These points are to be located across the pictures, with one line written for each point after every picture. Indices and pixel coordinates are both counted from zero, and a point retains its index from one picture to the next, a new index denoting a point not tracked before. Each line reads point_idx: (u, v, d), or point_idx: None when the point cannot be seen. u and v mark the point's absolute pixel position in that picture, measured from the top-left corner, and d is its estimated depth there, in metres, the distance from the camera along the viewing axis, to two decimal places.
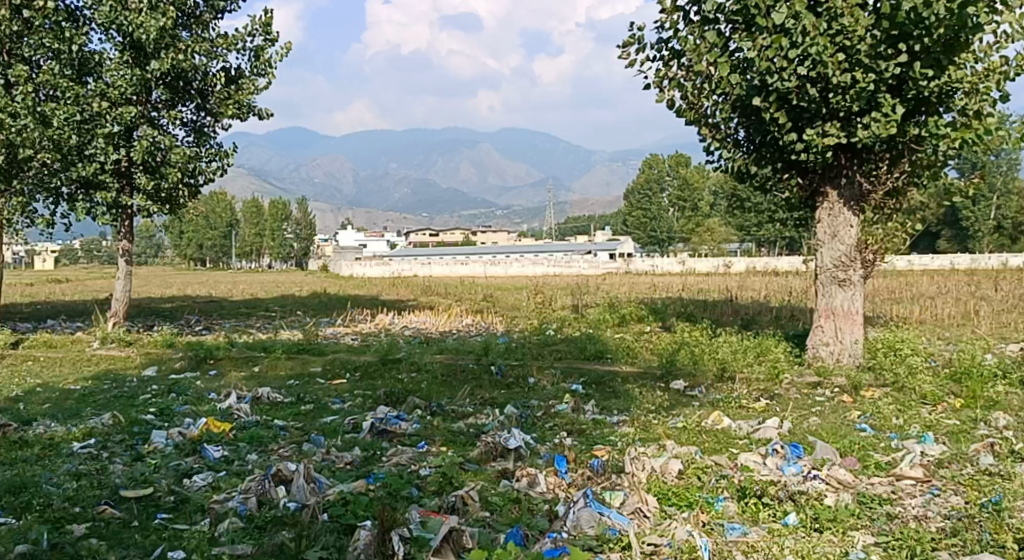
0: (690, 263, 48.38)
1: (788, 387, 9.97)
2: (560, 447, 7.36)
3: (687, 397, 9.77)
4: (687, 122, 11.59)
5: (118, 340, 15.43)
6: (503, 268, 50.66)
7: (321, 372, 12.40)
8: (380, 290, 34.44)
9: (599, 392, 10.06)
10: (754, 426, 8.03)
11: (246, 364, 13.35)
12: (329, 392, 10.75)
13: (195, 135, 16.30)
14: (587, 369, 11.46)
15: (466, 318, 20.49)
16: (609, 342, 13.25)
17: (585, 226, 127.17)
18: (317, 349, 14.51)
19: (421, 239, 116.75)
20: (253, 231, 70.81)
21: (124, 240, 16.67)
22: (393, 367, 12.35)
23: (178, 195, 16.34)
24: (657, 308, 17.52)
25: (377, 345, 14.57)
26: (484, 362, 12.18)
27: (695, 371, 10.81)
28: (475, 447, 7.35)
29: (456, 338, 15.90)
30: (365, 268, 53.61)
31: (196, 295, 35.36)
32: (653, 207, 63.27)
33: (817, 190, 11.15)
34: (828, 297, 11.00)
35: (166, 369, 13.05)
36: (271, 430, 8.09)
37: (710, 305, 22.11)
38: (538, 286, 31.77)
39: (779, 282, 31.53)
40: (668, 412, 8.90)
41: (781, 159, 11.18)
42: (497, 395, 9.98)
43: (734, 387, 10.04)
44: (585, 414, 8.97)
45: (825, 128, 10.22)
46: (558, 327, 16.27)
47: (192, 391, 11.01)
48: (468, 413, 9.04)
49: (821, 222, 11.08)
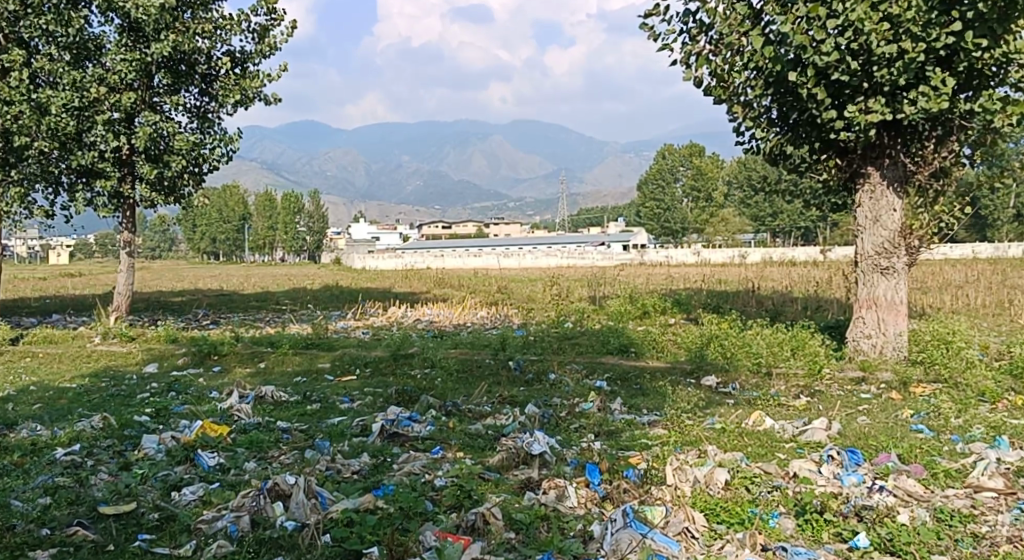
0: (705, 254, 47.57)
1: (831, 383, 9.26)
2: (589, 451, 6.71)
3: (720, 395, 9.09)
4: (717, 100, 10.86)
5: (120, 335, 14.85)
6: (517, 259, 49.97)
7: (329, 369, 11.77)
8: (393, 283, 33.84)
9: (625, 389, 9.42)
10: (799, 427, 7.35)
11: (251, 360, 12.72)
12: (337, 391, 10.14)
13: (199, 120, 15.57)
14: (610, 364, 10.81)
15: (480, 311, 19.83)
16: (633, 335, 12.57)
17: (598, 218, 126.16)
18: (326, 344, 13.87)
19: (433, 231, 116.04)
20: (265, 224, 70.26)
21: (127, 232, 16.02)
22: (405, 363, 11.70)
23: (182, 184, 15.68)
24: (681, 299, 16.80)
25: (389, 340, 13.94)
26: (501, 358, 11.52)
27: (728, 367, 10.11)
28: (495, 453, 6.72)
29: (470, 332, 15.27)
30: (378, 262, 53.00)
31: (207, 289, 34.83)
32: (667, 198, 62.31)
33: (857, 171, 10.45)
34: (869, 286, 10.31)
35: (167, 366, 12.48)
36: (273, 433, 7.47)
37: (733, 296, 21.35)
38: (553, 278, 31.01)
39: (800, 272, 30.67)
40: (702, 412, 8.25)
41: (819, 139, 10.47)
42: (518, 394, 9.34)
43: (771, 384, 9.37)
44: (612, 414, 8.32)
45: (868, 105, 9.51)
46: (577, 320, 15.57)
47: (194, 389, 10.41)
48: (486, 414, 8.41)
49: (862, 206, 10.38)
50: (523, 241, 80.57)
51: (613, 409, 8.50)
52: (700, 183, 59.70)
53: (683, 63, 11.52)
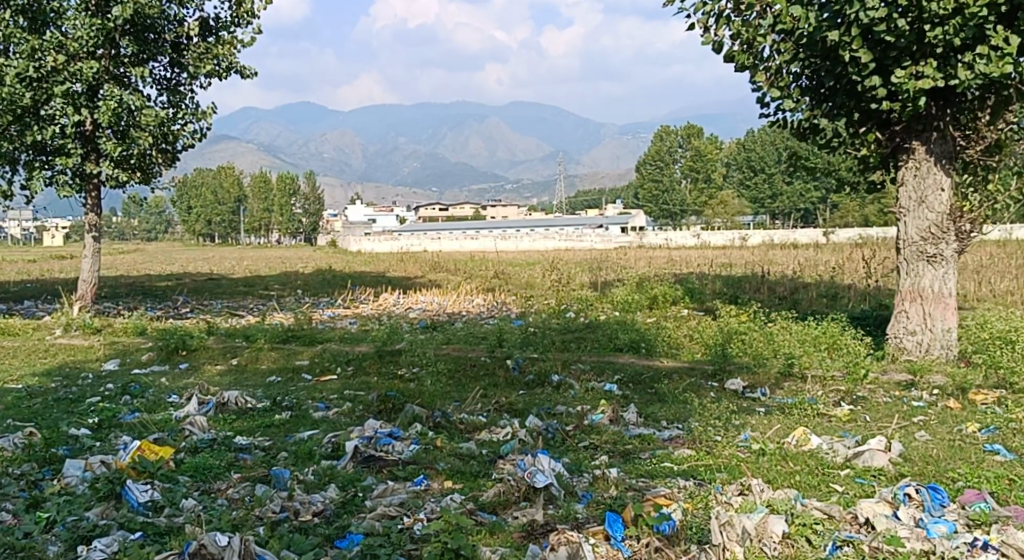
0: (705, 236, 46.39)
1: (875, 390, 8.12)
2: (605, 484, 5.60)
3: (749, 402, 7.97)
4: (740, 67, 9.58)
5: (83, 326, 13.62)
6: (514, 242, 48.75)
7: (307, 368, 10.58)
8: (387, 266, 32.56)
9: (640, 397, 8.30)
10: (852, 446, 6.21)
11: (223, 356, 11.50)
12: (313, 395, 9.00)
13: (169, 94, 14.36)
14: (620, 364, 9.67)
15: (476, 297, 18.68)
16: (643, 329, 11.39)
17: (596, 199, 124.90)
18: (308, 337, 12.66)
19: (430, 214, 114.56)
20: (261, 206, 68.76)
21: (91, 214, 14.71)
22: (392, 362, 10.50)
23: (151, 162, 14.42)
24: (692, 287, 15.62)
25: (375, 332, 12.77)
26: (498, 355, 10.35)
27: (755, 369, 8.93)
28: (490, 485, 5.60)
29: (465, 323, 14.12)
30: (374, 244, 51.66)
31: (195, 273, 33.52)
32: (665, 179, 60.85)
33: (900, 146, 9.24)
34: (913, 276, 9.14)
35: (130, 363, 11.29)
36: (225, 455, 6.30)
37: (742, 282, 20.19)
38: (553, 261, 29.78)
39: (807, 256, 29.46)
40: (731, 426, 7.10)
41: (858, 110, 9.12)
42: (517, 402, 8.18)
43: (806, 389, 8.24)
44: (627, 428, 7.17)
45: (918, 69, 8.24)
46: (581, 311, 14.36)
47: (151, 392, 9.21)
48: (481, 427, 7.28)
49: (905, 185, 9.18)
50: (519, 223, 79.32)
51: (627, 421, 7.36)
52: (698, 164, 58.39)
53: (701, 27, 10.26)
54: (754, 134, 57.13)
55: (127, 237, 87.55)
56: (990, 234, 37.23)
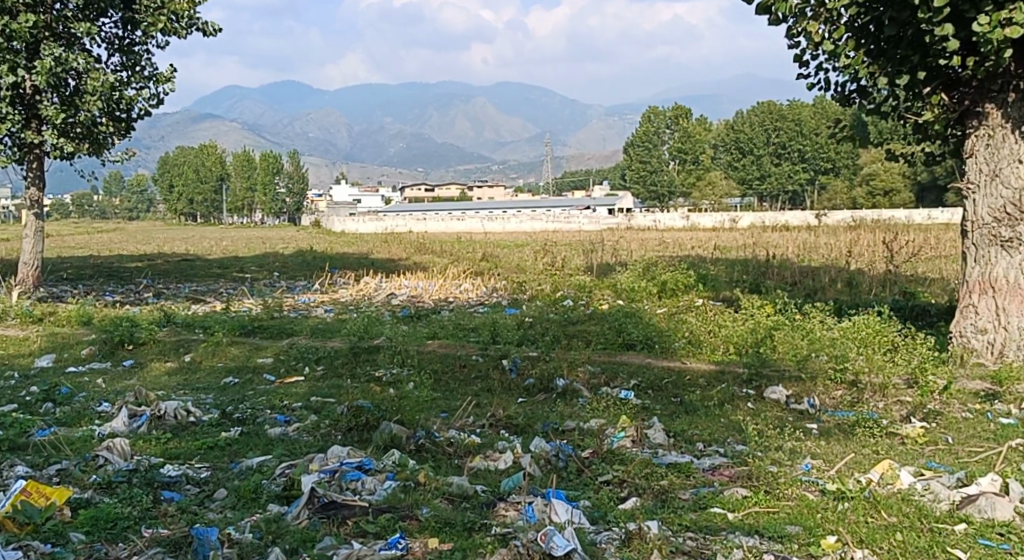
0: (695, 217, 45.03)
1: (949, 401, 6.75)
2: (642, 545, 4.30)
3: (797, 419, 6.65)
4: (782, 15, 8.11)
5: (20, 316, 12.04)
6: (502, 222, 47.33)
7: (270, 368, 9.10)
8: (372, 248, 31.02)
9: (666, 409, 6.98)
10: (954, 486, 4.85)
11: (175, 352, 9.96)
12: (273, 404, 7.56)
13: (122, 55, 12.74)
14: (635, 365, 8.28)
15: (464, 282, 17.20)
16: (656, 321, 10.00)
17: (583, 179, 123.17)
18: (275, 329, 11.17)
19: (417, 194, 112.91)
20: (244, 185, 66.87)
21: (34, 188, 13.10)
22: (369, 362, 9.03)
23: (101, 130, 12.79)
24: (703, 273, 14.19)
25: (353, 323, 11.31)
26: (492, 354, 8.93)
27: (800, 374, 7.55)
28: (490, 548, 4.30)
29: (451, 313, 12.69)
30: (359, 225, 50.06)
31: (170, 252, 31.89)
32: (654, 159, 58.98)
33: (970, 110, 7.86)
34: (983, 264, 7.79)
35: (66, 359, 9.73)
36: (143, 496, 4.93)
37: (745, 267, 18.80)
38: (543, 243, 28.31)
39: (807, 238, 28.18)
40: (785, 452, 5.74)
41: (923, 66, 7.65)
42: (517, 416, 6.80)
43: (865, 402, 6.91)
44: (654, 453, 5.86)
45: (1004, 15, 6.83)
46: (581, 299, 12.94)
47: (79, 398, 7.72)
48: (475, 452, 5.96)
49: (975, 156, 7.84)
50: (504, 203, 77.62)
51: (653, 443, 6.07)
52: (688, 145, 56.99)
53: None
54: (746, 114, 55.73)
55: (108, 217, 85.68)
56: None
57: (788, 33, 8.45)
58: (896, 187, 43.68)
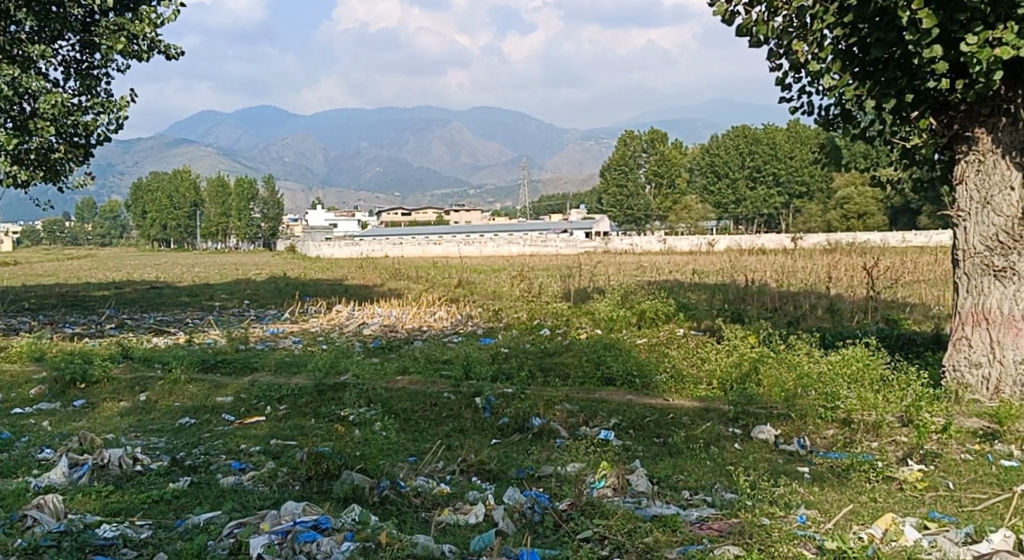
0: (672, 241, 44.89)
1: (947, 442, 6.38)
2: None
3: (788, 462, 6.27)
4: (764, 36, 7.80)
5: None
6: (478, 247, 46.95)
7: (229, 408, 8.59)
8: (346, 273, 30.50)
9: (648, 452, 6.56)
10: (962, 543, 4.51)
11: (130, 391, 9.41)
12: (229, 448, 7.07)
13: (78, 79, 12.25)
14: (615, 403, 7.86)
15: (438, 309, 16.75)
16: (636, 354, 9.61)
17: (560, 204, 123.23)
18: (238, 363, 10.66)
19: (393, 218, 112.41)
20: (218, 210, 66.11)
21: None
22: (335, 400, 8.55)
23: (56, 156, 12.26)
24: (683, 300, 13.84)
25: (320, 356, 10.82)
26: (465, 391, 8.48)
27: (788, 413, 7.17)
28: None
29: (424, 344, 12.23)
30: (334, 250, 49.49)
31: (139, 280, 31.21)
32: (630, 183, 58.87)
33: (959, 134, 7.57)
34: (976, 295, 7.48)
35: (12, 400, 9.17)
36: None
37: (724, 292, 18.49)
38: (520, 268, 27.94)
39: (784, 262, 28.01)
40: (776, 501, 5.32)
41: (911, 88, 7.35)
42: (490, 461, 6.35)
43: (858, 443, 6.53)
44: (637, 503, 5.44)
45: (994, 34, 6.54)
46: (557, 329, 12.52)
47: (20, 444, 7.19)
48: (444, 503, 5.50)
49: (965, 182, 7.54)
50: (481, 227, 77.34)
51: (636, 491, 5.65)
52: (664, 169, 57.02)
53: None
54: (721, 138, 55.89)
55: (81, 243, 84.44)
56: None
57: (769, 54, 8.16)
58: (870, 210, 43.77)
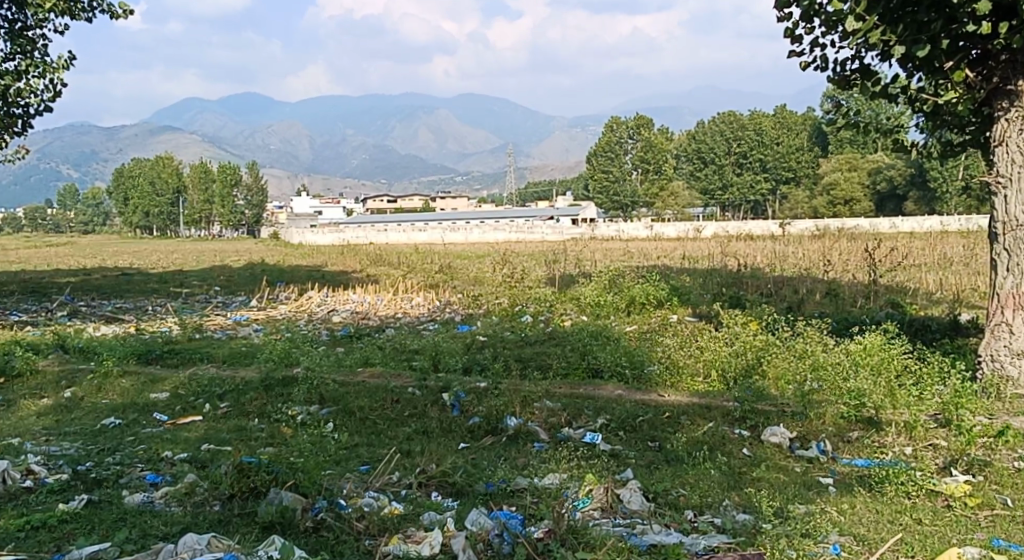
0: (659, 227, 43.86)
1: (995, 448, 5.42)
2: None
3: (807, 471, 5.27)
4: None
5: None
6: (463, 233, 45.67)
7: (162, 406, 7.51)
8: (326, 259, 29.23)
9: (642, 459, 5.56)
10: None
11: (54, 386, 8.30)
12: (148, 456, 6.01)
13: (9, 39, 11.07)
14: (601, 399, 6.83)
15: (415, 296, 15.66)
16: (626, 343, 8.57)
17: (547, 192, 121.04)
18: (187, 354, 9.57)
19: (379, 206, 110.89)
20: (201, 197, 64.49)
21: None
22: (283, 397, 7.45)
23: None
24: (675, 284, 12.82)
25: (275, 345, 9.72)
26: (431, 385, 7.43)
27: (803, 412, 6.15)
28: None
29: (393, 333, 11.14)
30: (317, 236, 48.23)
31: (111, 267, 29.89)
32: (615, 169, 57.28)
33: (998, 89, 6.57)
34: (1016, 274, 6.50)
35: None
36: None
37: (716, 277, 17.53)
38: (504, 254, 26.83)
39: (776, 247, 27.03)
40: (800, 528, 4.32)
41: (945, 35, 6.33)
42: (454, 471, 5.30)
43: (888, 448, 5.55)
44: (630, 527, 4.44)
45: None
46: (540, 315, 11.47)
47: None
48: (393, 530, 4.46)
49: (1005, 143, 6.55)
50: (466, 214, 75.95)
51: (630, 511, 4.65)
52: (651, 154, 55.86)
53: None
54: (709, 123, 54.87)
55: (64, 230, 82.52)
56: (953, 224, 35.13)
57: (778, 2, 7.15)
58: (857, 195, 42.89)
